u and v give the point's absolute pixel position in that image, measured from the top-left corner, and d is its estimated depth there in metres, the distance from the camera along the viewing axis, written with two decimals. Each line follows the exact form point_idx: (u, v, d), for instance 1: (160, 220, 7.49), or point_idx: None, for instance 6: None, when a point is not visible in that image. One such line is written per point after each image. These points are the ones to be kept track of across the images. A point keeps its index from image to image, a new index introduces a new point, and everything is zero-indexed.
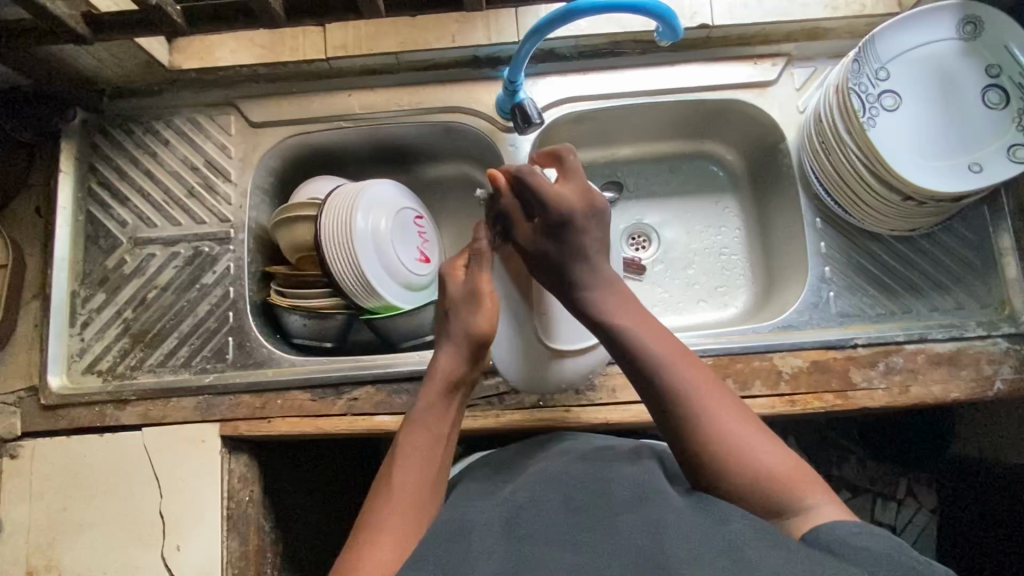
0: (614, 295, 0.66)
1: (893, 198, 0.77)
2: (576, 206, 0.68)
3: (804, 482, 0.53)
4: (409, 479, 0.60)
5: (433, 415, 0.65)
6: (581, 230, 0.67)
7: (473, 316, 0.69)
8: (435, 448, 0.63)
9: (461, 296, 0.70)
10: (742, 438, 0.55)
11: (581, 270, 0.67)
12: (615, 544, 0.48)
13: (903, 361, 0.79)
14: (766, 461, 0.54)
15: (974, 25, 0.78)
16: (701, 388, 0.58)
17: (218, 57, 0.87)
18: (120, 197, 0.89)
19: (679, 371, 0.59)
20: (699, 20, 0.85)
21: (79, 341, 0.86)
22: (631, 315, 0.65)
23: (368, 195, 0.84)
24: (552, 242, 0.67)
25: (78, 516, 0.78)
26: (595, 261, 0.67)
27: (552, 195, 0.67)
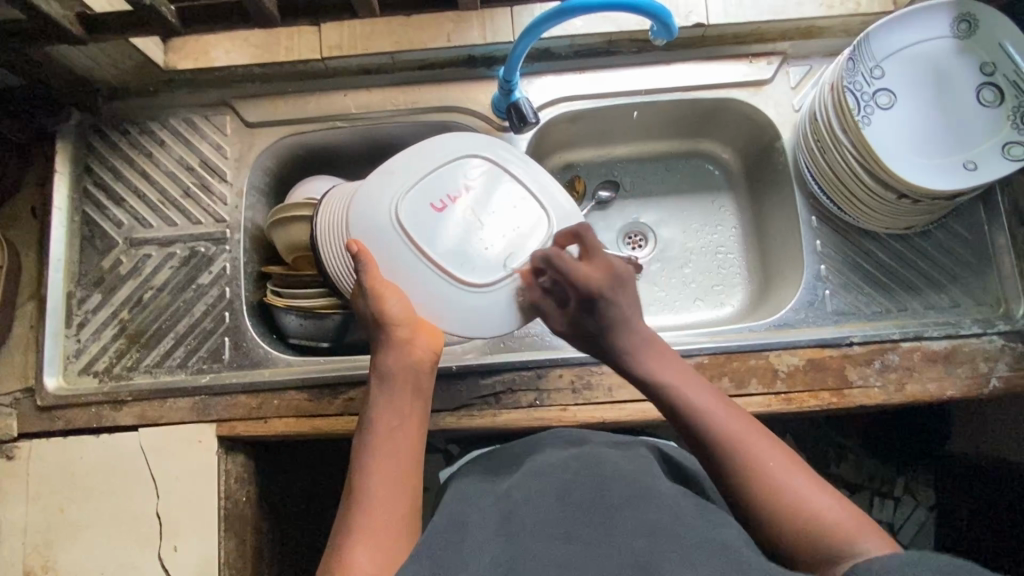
0: (656, 351, 0.65)
1: (888, 195, 0.77)
2: (604, 281, 0.66)
3: (855, 527, 0.49)
4: (374, 487, 0.55)
5: (384, 414, 0.61)
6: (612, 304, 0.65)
7: (381, 306, 0.65)
8: (392, 444, 0.59)
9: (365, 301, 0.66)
10: (787, 488, 0.52)
11: (625, 338, 0.65)
12: (605, 543, 0.48)
13: (899, 359, 0.79)
14: (814, 507, 0.51)
15: (969, 23, 0.78)
16: (740, 434, 0.56)
17: (213, 58, 0.87)
18: (116, 197, 0.89)
19: (720, 424, 0.57)
20: (694, 19, 0.85)
21: (75, 342, 0.86)
22: (675, 371, 0.63)
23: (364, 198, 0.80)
24: (590, 319, 0.67)
25: (74, 517, 0.78)
26: (633, 324, 0.66)
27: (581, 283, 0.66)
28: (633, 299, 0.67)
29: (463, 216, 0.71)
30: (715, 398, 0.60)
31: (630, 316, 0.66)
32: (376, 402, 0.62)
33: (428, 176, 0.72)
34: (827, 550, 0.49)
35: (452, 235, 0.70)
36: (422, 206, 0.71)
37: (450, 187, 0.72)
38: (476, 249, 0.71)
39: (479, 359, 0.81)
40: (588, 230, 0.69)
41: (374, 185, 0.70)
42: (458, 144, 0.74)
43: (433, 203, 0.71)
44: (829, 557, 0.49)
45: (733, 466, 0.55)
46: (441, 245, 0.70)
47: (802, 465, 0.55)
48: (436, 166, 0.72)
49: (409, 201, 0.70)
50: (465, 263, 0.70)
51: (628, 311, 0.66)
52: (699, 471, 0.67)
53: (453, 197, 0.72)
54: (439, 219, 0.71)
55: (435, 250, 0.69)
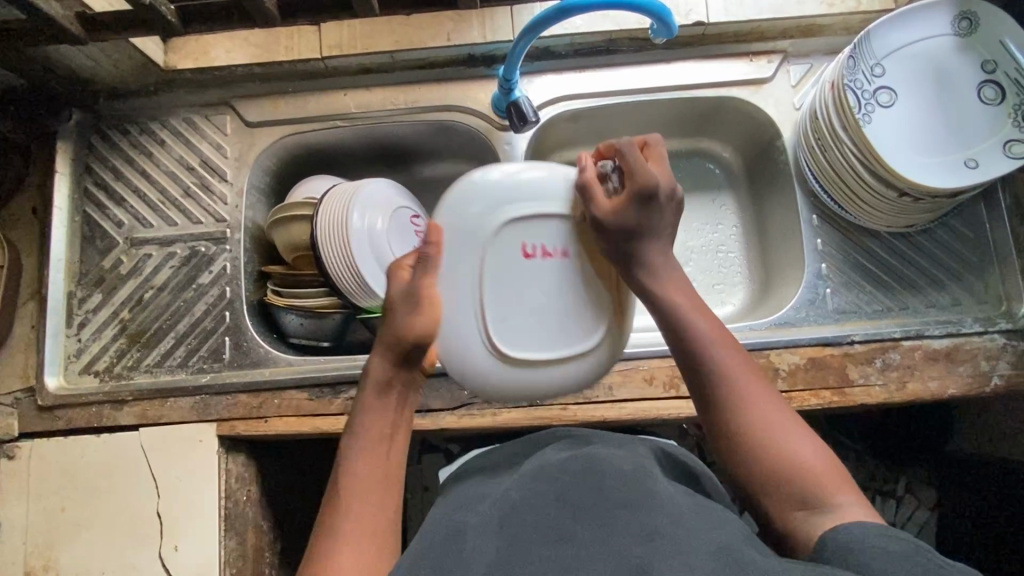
0: (671, 272, 0.61)
1: (889, 194, 0.77)
2: (662, 185, 0.59)
3: (836, 477, 0.52)
4: (356, 498, 0.55)
5: (373, 422, 0.58)
6: (658, 213, 0.59)
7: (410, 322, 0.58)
8: (383, 455, 0.57)
9: (398, 297, 0.59)
10: (776, 430, 0.54)
11: (651, 251, 0.59)
12: (602, 546, 0.48)
13: (900, 357, 0.79)
14: (799, 453, 0.53)
15: (970, 21, 0.78)
16: (741, 371, 0.56)
17: (213, 57, 0.87)
18: (116, 197, 0.89)
19: (725, 360, 0.57)
20: (695, 18, 0.85)
21: (76, 341, 0.86)
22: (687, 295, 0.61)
23: (362, 194, 0.84)
24: (636, 211, 0.58)
25: (75, 517, 0.78)
26: (665, 247, 0.61)
27: (645, 177, 0.58)
28: (669, 223, 0.61)
29: (543, 276, 0.60)
30: (721, 331, 0.59)
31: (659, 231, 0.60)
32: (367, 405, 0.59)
33: (538, 215, 0.60)
34: (805, 496, 0.51)
35: (517, 293, 0.60)
36: (511, 245, 0.59)
37: (551, 238, 0.60)
38: (533, 323, 0.60)
39: None
40: (659, 141, 0.63)
41: (485, 187, 0.59)
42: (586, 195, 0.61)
43: (525, 245, 0.59)
44: (803, 502, 0.51)
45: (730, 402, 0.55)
46: (502, 298, 0.59)
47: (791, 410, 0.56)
48: (559, 211, 0.60)
49: (505, 238, 0.59)
50: (513, 328, 0.60)
51: (661, 224, 0.60)
52: (699, 471, 0.67)
53: (548, 250, 0.60)
54: (520, 266, 0.59)
55: (494, 299, 0.59)
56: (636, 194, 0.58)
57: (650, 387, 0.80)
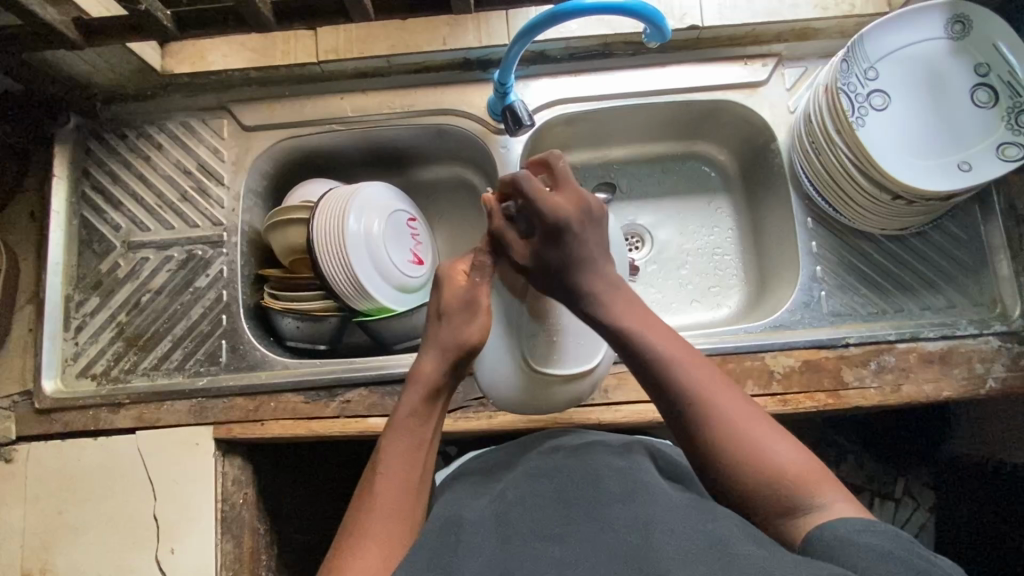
0: (619, 291, 0.62)
1: (883, 197, 0.77)
2: (571, 212, 0.62)
3: (817, 477, 0.51)
4: (391, 498, 0.55)
5: (414, 425, 0.60)
6: (575, 241, 0.62)
7: (461, 330, 0.63)
8: (419, 459, 0.58)
9: (455, 302, 0.64)
10: (751, 438, 0.53)
11: (586, 278, 0.62)
12: (600, 540, 0.48)
13: (895, 360, 0.79)
14: (778, 457, 0.52)
15: (963, 24, 0.78)
16: (701, 385, 0.56)
17: (210, 61, 0.87)
18: (114, 201, 0.89)
19: (685, 375, 0.56)
20: (689, 21, 0.85)
21: (73, 345, 0.86)
22: (640, 314, 0.61)
23: (360, 198, 0.84)
24: (552, 249, 0.62)
25: (71, 520, 0.78)
26: (600, 267, 0.63)
27: (548, 214, 0.62)
28: (598, 240, 0.64)
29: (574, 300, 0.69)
30: (678, 345, 0.59)
31: (592, 252, 0.63)
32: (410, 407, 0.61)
33: None
34: (789, 503, 0.51)
35: (550, 315, 0.69)
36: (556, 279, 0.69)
37: None
38: (560, 344, 0.69)
39: None
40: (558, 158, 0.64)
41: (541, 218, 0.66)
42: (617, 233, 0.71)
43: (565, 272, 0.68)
44: (786, 511, 0.51)
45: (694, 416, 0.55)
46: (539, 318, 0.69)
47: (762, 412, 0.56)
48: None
49: None
50: (540, 346, 0.69)
51: (591, 246, 0.63)
52: (694, 470, 0.67)
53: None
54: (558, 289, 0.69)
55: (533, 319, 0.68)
56: (545, 231, 0.62)
57: (645, 390, 0.80)
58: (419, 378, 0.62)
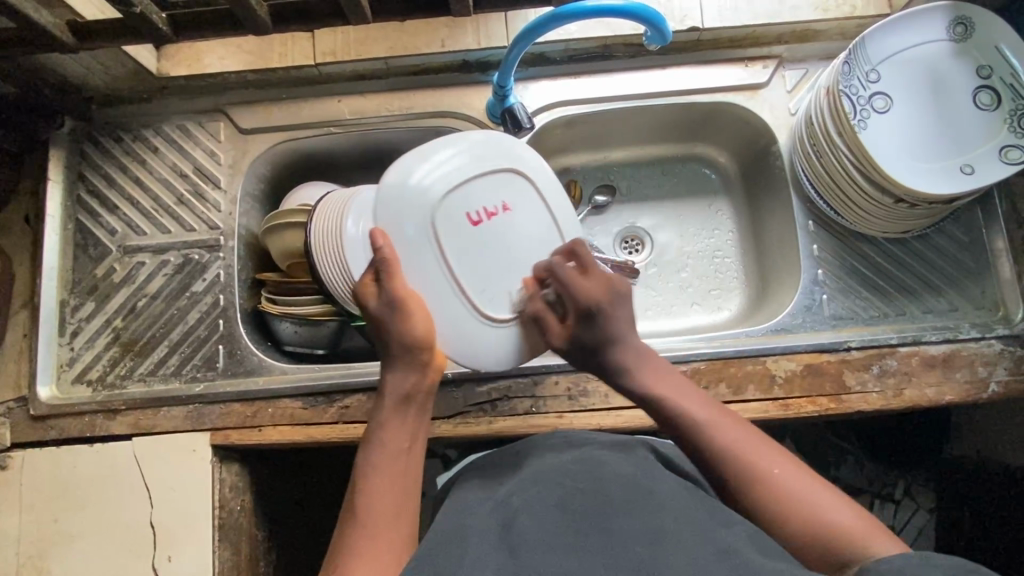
0: (649, 365, 0.65)
1: (885, 200, 0.77)
2: (603, 298, 0.66)
3: (868, 532, 0.50)
4: (375, 510, 0.56)
5: (390, 434, 0.61)
6: (607, 318, 0.66)
7: (406, 326, 0.64)
8: (401, 466, 0.59)
9: (382, 312, 0.64)
10: (803, 501, 0.53)
11: (620, 353, 0.66)
12: (608, 549, 0.48)
13: (898, 363, 0.79)
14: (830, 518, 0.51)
15: (965, 26, 0.77)
16: (744, 448, 0.57)
17: (206, 63, 0.87)
18: (109, 205, 0.88)
19: (722, 441, 0.57)
20: (689, 23, 0.85)
21: (69, 350, 0.85)
22: (672, 384, 0.64)
23: (359, 200, 0.82)
24: (586, 331, 0.66)
25: (68, 528, 0.77)
26: (631, 339, 0.66)
27: (581, 299, 0.66)
28: (629, 315, 0.67)
29: (492, 234, 0.71)
30: (716, 413, 0.61)
31: (623, 333, 0.66)
32: (384, 419, 0.62)
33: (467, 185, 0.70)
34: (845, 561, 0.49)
35: (479, 259, 0.70)
36: (458, 216, 0.70)
37: (484, 199, 0.71)
38: (500, 278, 0.71)
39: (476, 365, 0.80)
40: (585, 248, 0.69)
41: (409, 184, 0.68)
42: (479, 147, 0.72)
43: (468, 214, 0.70)
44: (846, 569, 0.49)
45: (739, 481, 0.55)
46: (471, 266, 0.70)
47: (808, 469, 0.56)
48: (473, 175, 0.70)
49: (449, 211, 0.69)
50: (486, 289, 0.70)
51: (622, 326, 0.66)
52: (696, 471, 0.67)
53: (487, 210, 0.71)
54: (472, 233, 0.70)
55: (463, 271, 0.69)
56: (577, 315, 0.66)
57: None
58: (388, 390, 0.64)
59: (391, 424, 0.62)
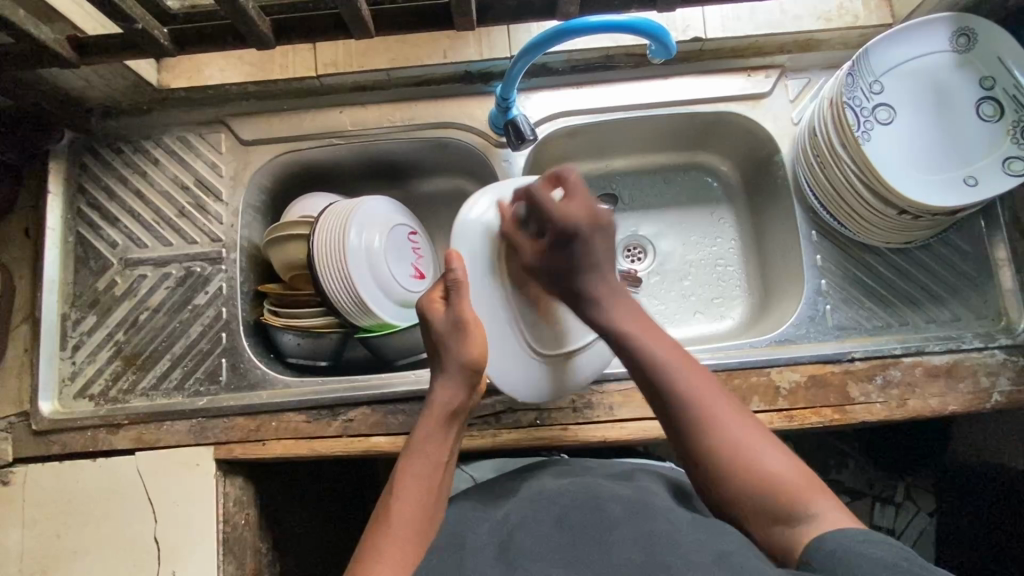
0: (615, 297, 0.68)
1: (888, 211, 0.77)
2: (584, 222, 0.68)
3: (806, 485, 0.54)
4: (407, 514, 0.57)
5: (431, 446, 0.63)
6: (586, 243, 0.68)
7: (465, 347, 0.66)
8: (435, 479, 0.61)
9: (445, 329, 0.66)
10: (750, 454, 0.55)
11: (590, 280, 0.68)
12: (606, 549, 0.49)
13: (901, 374, 0.79)
14: (767, 462, 0.55)
15: (968, 37, 0.77)
16: (701, 395, 0.59)
17: (207, 75, 0.87)
18: (110, 217, 0.88)
19: (684, 380, 0.60)
20: (692, 34, 0.85)
21: (71, 364, 0.85)
22: (636, 320, 0.66)
23: (361, 212, 0.84)
24: (560, 253, 0.68)
25: (71, 543, 0.77)
26: (601, 267, 0.68)
27: (559, 222, 0.67)
28: (612, 247, 0.70)
29: None
30: (679, 356, 0.62)
31: (599, 262, 0.68)
32: (428, 429, 0.64)
33: None
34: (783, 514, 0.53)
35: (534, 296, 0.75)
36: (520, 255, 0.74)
37: None
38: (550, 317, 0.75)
39: None
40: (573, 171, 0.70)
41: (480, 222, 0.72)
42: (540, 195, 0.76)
43: None
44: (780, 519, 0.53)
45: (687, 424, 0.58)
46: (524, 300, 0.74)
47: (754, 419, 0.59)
48: None
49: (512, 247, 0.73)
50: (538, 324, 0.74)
51: (597, 254, 0.68)
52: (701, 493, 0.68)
53: None
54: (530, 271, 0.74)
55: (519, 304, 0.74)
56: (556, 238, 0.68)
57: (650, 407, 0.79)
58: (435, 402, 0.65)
59: (435, 437, 0.63)
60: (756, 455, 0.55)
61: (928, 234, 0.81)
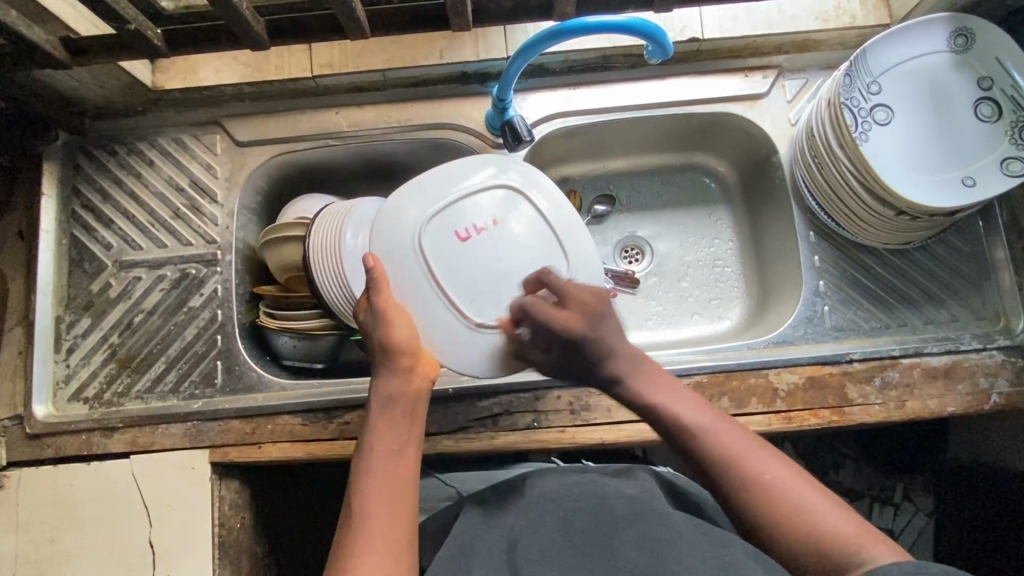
0: (637, 368, 0.66)
1: (886, 212, 0.76)
2: (582, 325, 0.66)
3: (866, 539, 0.51)
4: (375, 512, 0.55)
5: (383, 434, 0.60)
6: (593, 343, 0.65)
7: (387, 333, 0.63)
8: (397, 465, 0.59)
9: (370, 322, 0.64)
10: (806, 513, 0.53)
11: (609, 369, 0.66)
12: (611, 562, 0.49)
13: (899, 376, 0.79)
14: (826, 520, 0.52)
15: (966, 37, 0.77)
16: (745, 457, 0.57)
17: (202, 78, 0.85)
18: (105, 219, 0.87)
19: (723, 446, 0.58)
20: (689, 34, 0.84)
21: (65, 367, 0.84)
22: (666, 389, 0.64)
23: (355, 214, 0.82)
24: (570, 356, 0.67)
25: (65, 548, 0.76)
26: (616, 352, 0.66)
27: (558, 330, 0.65)
28: (617, 327, 0.67)
29: (483, 249, 0.69)
30: (718, 422, 0.61)
31: (613, 344, 0.66)
32: (375, 420, 0.61)
33: (455, 209, 0.69)
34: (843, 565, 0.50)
35: (473, 274, 0.68)
36: (446, 234, 0.69)
37: (476, 216, 0.70)
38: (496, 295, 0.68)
39: (479, 381, 0.80)
40: (549, 272, 0.67)
41: (396, 213, 0.69)
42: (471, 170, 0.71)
43: (456, 231, 0.69)
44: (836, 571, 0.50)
45: (735, 496, 0.56)
46: (460, 281, 0.68)
47: (807, 478, 0.56)
48: (461, 194, 0.70)
49: (434, 226, 0.69)
50: (478, 301, 0.68)
51: (609, 342, 0.66)
52: (700, 499, 0.68)
53: (477, 226, 0.69)
54: (461, 249, 0.69)
55: (454, 287, 0.68)
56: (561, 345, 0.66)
57: None
58: (377, 393, 0.62)
59: (385, 425, 0.61)
60: (813, 516, 0.53)
61: (925, 235, 0.81)
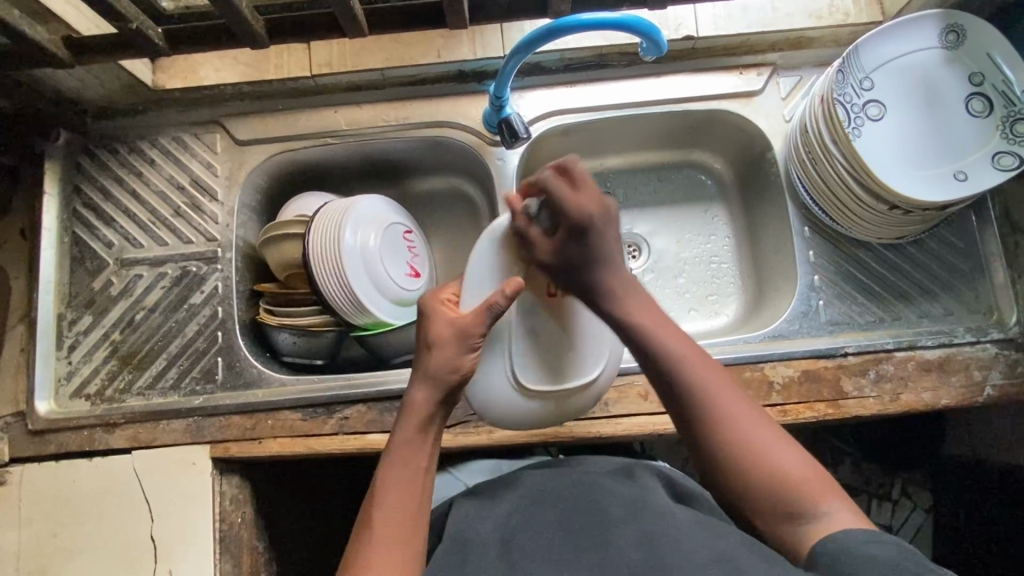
0: (628, 286, 0.63)
1: (879, 206, 0.77)
2: (594, 212, 0.63)
3: (826, 488, 0.53)
4: (389, 524, 0.55)
5: (409, 451, 0.59)
6: (596, 234, 0.63)
7: (452, 357, 0.61)
8: (418, 483, 0.58)
9: (448, 334, 0.61)
10: (767, 453, 0.54)
11: (602, 274, 0.63)
12: (606, 558, 0.50)
13: (894, 368, 0.80)
14: (785, 464, 0.54)
15: (957, 34, 0.78)
16: (715, 392, 0.57)
17: (202, 76, 0.87)
18: (105, 217, 0.88)
19: (697, 376, 0.58)
20: (684, 32, 0.85)
21: (66, 364, 0.85)
22: (647, 311, 0.62)
23: (357, 210, 0.84)
24: (573, 245, 0.62)
25: (67, 543, 0.77)
26: (612, 259, 0.63)
27: (570, 211, 0.62)
28: (617, 236, 0.64)
29: (559, 314, 0.66)
30: (693, 350, 0.60)
31: (607, 247, 0.63)
32: (402, 437, 0.60)
33: None
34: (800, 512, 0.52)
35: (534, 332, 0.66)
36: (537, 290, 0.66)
37: None
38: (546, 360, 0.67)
39: None
40: (577, 163, 0.64)
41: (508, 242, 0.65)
42: None
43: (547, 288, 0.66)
44: (792, 516, 0.53)
45: (708, 424, 0.56)
46: (523, 337, 0.66)
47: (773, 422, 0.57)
48: None
49: (534, 276, 0.65)
50: (526, 361, 0.66)
51: (608, 244, 0.63)
52: (701, 491, 0.69)
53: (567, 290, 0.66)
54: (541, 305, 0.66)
55: (517, 344, 0.65)
56: (570, 229, 0.62)
57: (645, 403, 0.79)
58: (412, 407, 0.61)
59: (414, 443, 0.60)
60: (773, 457, 0.54)
61: (918, 230, 0.82)
